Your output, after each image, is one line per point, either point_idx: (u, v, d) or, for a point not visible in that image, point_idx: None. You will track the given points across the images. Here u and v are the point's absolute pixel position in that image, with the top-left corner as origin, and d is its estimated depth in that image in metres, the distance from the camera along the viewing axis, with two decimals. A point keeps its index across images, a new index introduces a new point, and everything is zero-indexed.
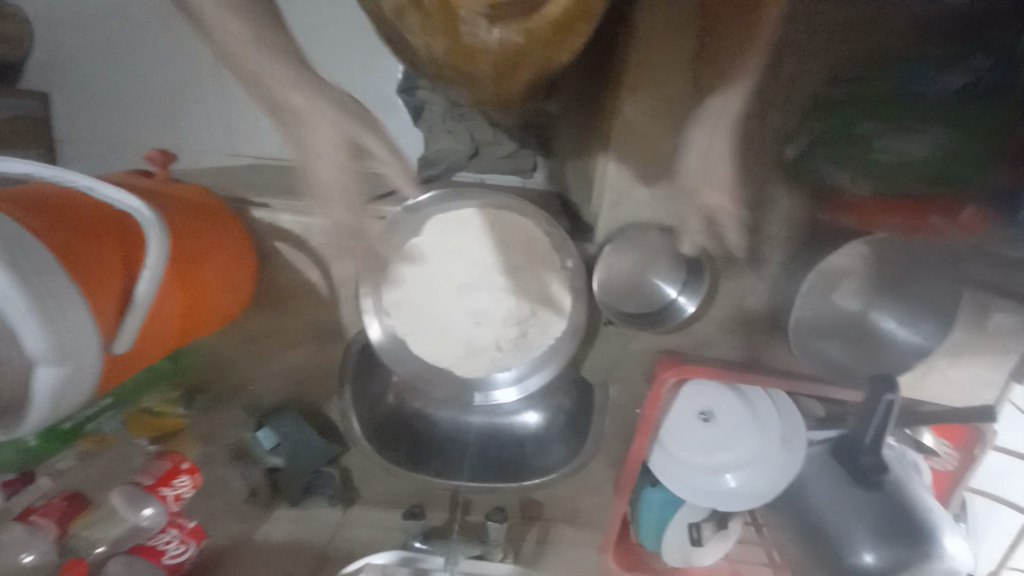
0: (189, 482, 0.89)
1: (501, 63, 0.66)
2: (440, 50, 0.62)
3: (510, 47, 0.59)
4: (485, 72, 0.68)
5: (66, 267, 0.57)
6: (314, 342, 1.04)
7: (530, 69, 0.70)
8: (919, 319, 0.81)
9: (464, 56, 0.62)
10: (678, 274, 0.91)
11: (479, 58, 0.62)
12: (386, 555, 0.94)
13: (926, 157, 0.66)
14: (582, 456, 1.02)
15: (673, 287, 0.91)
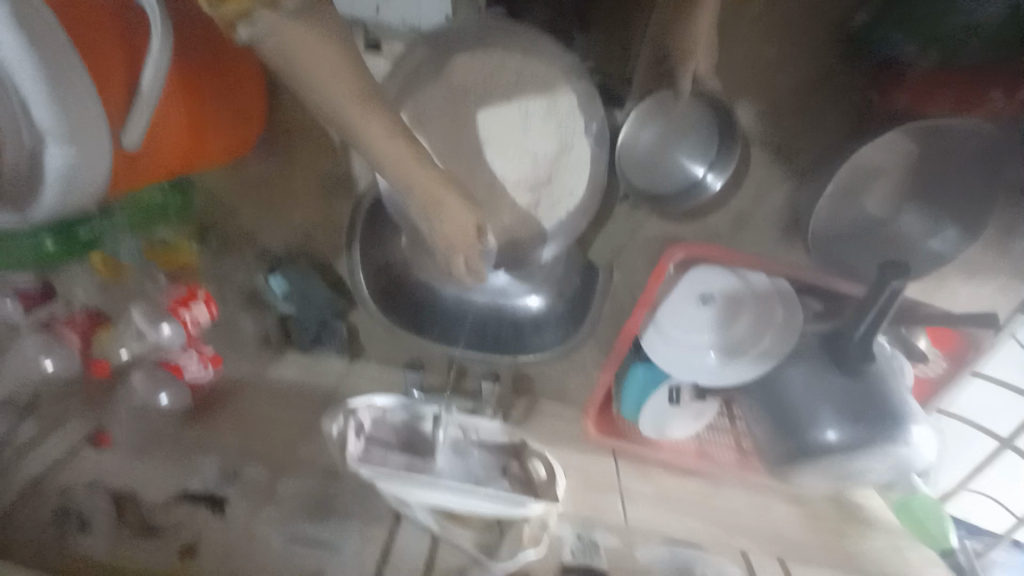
0: (205, 310, 0.95)
1: None
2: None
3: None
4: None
5: (77, 44, 0.55)
6: (321, 190, 1.00)
7: None
8: (947, 222, 0.75)
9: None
10: (704, 149, 0.88)
11: None
12: (388, 398, 0.97)
13: (995, 20, 0.61)
14: (577, 338, 1.05)
15: (699, 163, 0.89)
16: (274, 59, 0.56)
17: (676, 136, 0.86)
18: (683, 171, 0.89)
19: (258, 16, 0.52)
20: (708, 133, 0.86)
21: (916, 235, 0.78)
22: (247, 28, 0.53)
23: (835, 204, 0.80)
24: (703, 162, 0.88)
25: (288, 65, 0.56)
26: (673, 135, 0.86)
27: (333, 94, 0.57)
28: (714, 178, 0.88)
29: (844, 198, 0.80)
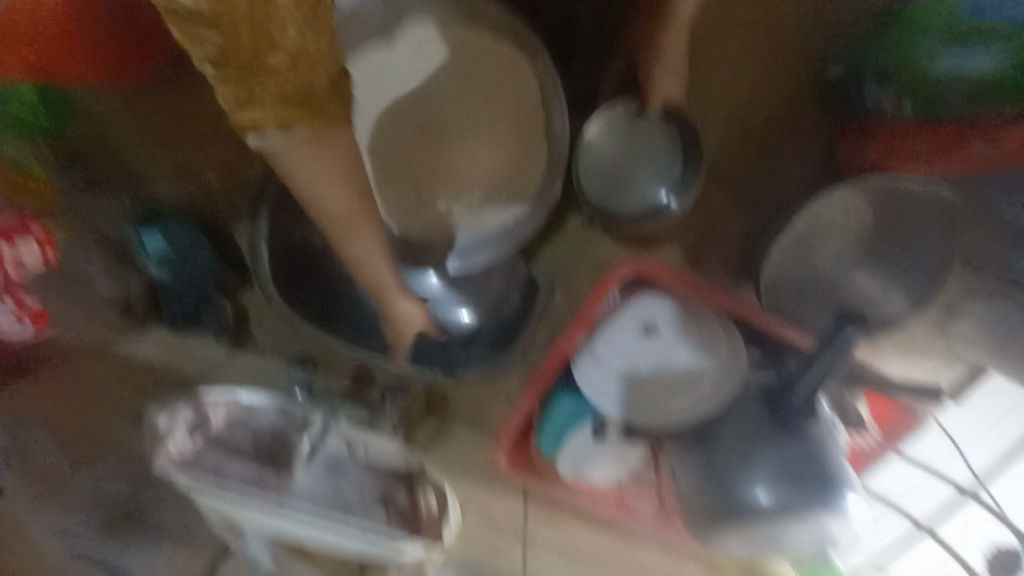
0: (36, 255, 0.73)
1: None
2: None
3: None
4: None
5: None
6: (237, 142, 0.90)
7: None
8: (894, 278, 0.76)
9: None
10: (670, 172, 0.84)
11: None
12: (254, 393, 0.75)
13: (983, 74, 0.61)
14: (504, 361, 0.91)
15: (663, 187, 0.84)
16: (276, 164, 0.54)
17: (641, 152, 0.84)
18: (645, 192, 0.84)
19: (271, 131, 0.50)
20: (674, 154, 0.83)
21: (868, 297, 0.76)
22: (255, 137, 0.50)
23: (787, 252, 0.78)
24: (669, 185, 0.84)
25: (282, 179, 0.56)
26: (636, 148, 0.84)
27: (330, 195, 0.57)
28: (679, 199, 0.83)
29: (793, 251, 0.78)
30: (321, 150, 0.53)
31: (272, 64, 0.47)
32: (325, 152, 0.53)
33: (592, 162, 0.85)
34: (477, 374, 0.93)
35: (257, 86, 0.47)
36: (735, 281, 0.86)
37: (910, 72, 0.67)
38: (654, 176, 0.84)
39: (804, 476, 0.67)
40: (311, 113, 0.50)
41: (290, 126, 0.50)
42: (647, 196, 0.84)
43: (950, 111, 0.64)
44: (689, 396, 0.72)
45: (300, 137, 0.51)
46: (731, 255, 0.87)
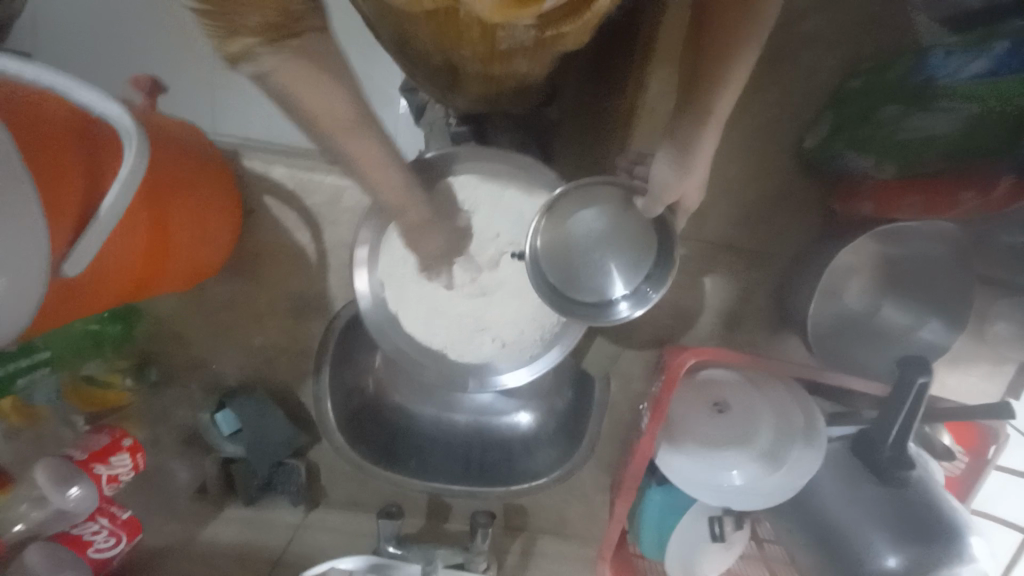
0: (128, 461, 0.77)
1: (487, 53, 0.60)
2: (477, 56, 0.61)
3: (545, 42, 0.58)
4: (524, 65, 0.65)
5: (34, 179, 0.49)
6: (290, 313, 0.95)
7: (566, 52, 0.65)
8: (920, 307, 0.81)
9: (498, 58, 0.62)
10: (633, 275, 0.71)
11: (514, 58, 0.62)
12: (352, 559, 0.81)
13: (950, 135, 0.65)
14: (575, 462, 0.92)
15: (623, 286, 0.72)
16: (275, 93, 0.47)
17: (611, 241, 0.69)
18: (593, 289, 0.71)
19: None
20: (641, 255, 0.70)
21: (901, 328, 0.82)
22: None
23: (819, 302, 0.83)
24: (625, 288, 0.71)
25: (281, 105, 0.49)
26: (608, 239, 0.70)
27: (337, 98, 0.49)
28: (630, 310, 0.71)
29: (823, 299, 0.83)
30: (301, 55, 0.46)
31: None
32: (303, 50, 0.46)
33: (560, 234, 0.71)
34: (549, 477, 0.93)
35: (239, 12, 0.41)
36: (775, 336, 0.91)
37: (889, 141, 0.70)
38: (613, 271, 0.70)
39: (914, 524, 0.67)
40: (281, 28, 0.44)
41: (283, 47, 0.44)
42: (592, 295, 0.72)
43: (927, 164, 0.69)
44: (752, 475, 0.75)
45: (292, 49, 0.45)
46: (765, 313, 0.91)
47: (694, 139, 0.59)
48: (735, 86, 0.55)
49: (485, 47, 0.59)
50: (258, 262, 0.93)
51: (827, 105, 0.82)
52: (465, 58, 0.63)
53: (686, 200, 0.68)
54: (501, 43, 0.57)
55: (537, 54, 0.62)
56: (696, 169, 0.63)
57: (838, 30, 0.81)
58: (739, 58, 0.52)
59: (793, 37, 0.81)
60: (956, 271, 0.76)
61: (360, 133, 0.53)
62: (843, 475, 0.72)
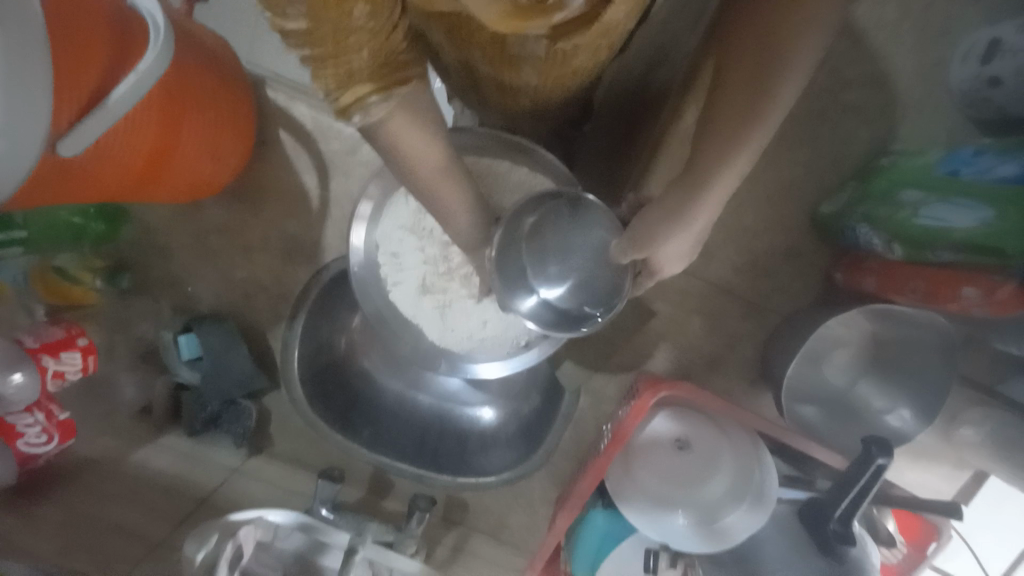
0: (79, 363, 0.77)
1: (498, 58, 0.60)
2: (485, 57, 0.61)
3: (559, 56, 0.56)
4: (530, 78, 0.64)
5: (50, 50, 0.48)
6: (279, 255, 0.94)
7: (583, 72, 0.65)
8: (891, 391, 0.82)
9: (507, 63, 0.60)
10: (578, 302, 0.62)
11: (523, 70, 0.61)
12: (283, 513, 0.77)
13: (971, 231, 0.63)
14: (527, 466, 0.94)
15: (549, 295, 0.63)
16: (381, 139, 0.47)
17: (589, 263, 0.61)
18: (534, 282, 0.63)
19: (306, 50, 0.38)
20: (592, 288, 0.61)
21: (873, 410, 0.83)
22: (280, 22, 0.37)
23: (800, 365, 0.84)
24: (555, 303, 0.63)
25: (384, 148, 0.48)
26: (585, 258, 0.61)
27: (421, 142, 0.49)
28: (528, 311, 0.65)
29: (803, 364, 0.84)
30: (406, 102, 0.45)
31: (352, 25, 0.37)
32: (408, 98, 0.45)
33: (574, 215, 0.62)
34: (496, 477, 0.93)
35: (350, 55, 0.39)
36: (751, 389, 0.91)
37: (904, 221, 0.71)
38: (563, 281, 0.62)
39: None
40: (393, 78, 0.41)
41: (392, 95, 0.42)
42: (523, 291, 0.64)
43: (940, 254, 0.67)
44: (738, 520, 0.73)
45: (400, 95, 0.43)
46: (746, 365, 0.92)
47: (692, 203, 0.50)
48: (747, 155, 0.47)
49: (495, 49, 0.58)
50: (259, 195, 0.92)
51: (850, 178, 0.84)
52: (475, 61, 0.62)
53: (665, 266, 0.59)
54: (514, 51, 0.57)
55: (547, 71, 0.61)
56: (688, 235, 0.53)
57: (873, 110, 0.84)
58: (751, 131, 0.45)
59: (833, 105, 0.84)
60: (938, 366, 0.78)
61: (442, 172, 0.54)
62: (783, 538, 0.73)
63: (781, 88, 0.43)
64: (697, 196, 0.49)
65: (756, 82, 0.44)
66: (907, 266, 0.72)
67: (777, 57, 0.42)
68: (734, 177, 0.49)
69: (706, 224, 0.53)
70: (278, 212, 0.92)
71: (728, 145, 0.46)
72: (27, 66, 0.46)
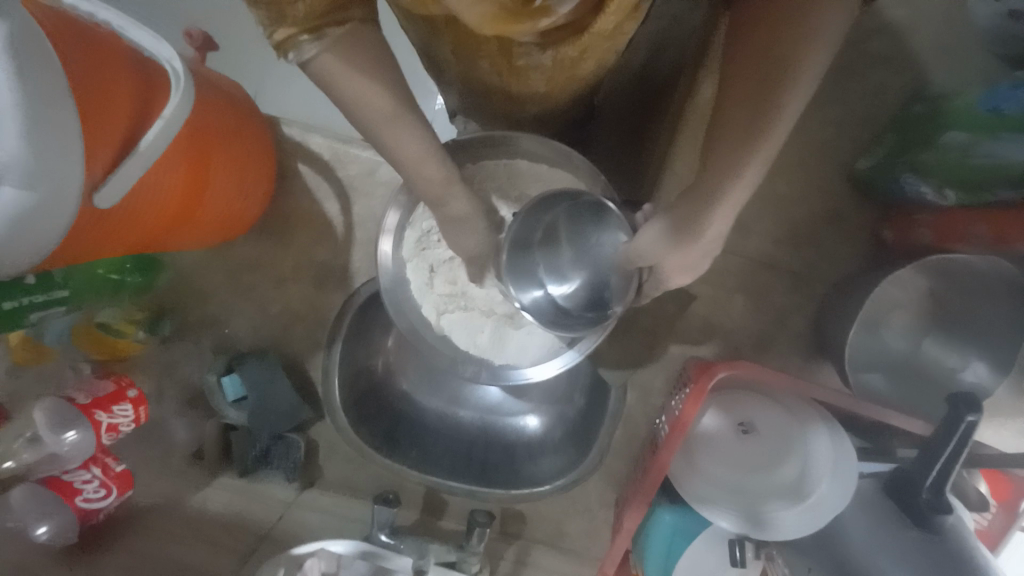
0: (129, 413, 0.77)
1: (503, 68, 0.61)
2: (494, 70, 0.62)
3: (565, 63, 0.58)
4: (539, 88, 0.65)
5: (77, 103, 0.49)
6: (311, 284, 0.94)
7: (586, 78, 0.66)
8: (963, 346, 0.77)
9: (516, 74, 0.62)
10: (582, 302, 0.65)
11: (531, 79, 0.62)
12: (344, 541, 0.76)
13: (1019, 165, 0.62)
14: (583, 470, 0.89)
15: (551, 288, 0.66)
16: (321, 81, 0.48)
17: (595, 268, 0.64)
18: (536, 276, 0.66)
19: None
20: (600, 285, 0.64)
21: (946, 368, 0.77)
22: None
23: (858, 332, 0.79)
24: (558, 299, 0.65)
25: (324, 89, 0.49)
26: (597, 262, 0.63)
27: (367, 90, 0.48)
28: (530, 297, 0.66)
29: (861, 331, 0.80)
30: (345, 41, 0.45)
31: None
32: (348, 37, 0.45)
33: (598, 218, 0.63)
34: (550, 485, 0.90)
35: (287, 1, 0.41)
36: (807, 362, 0.87)
37: (955, 165, 0.67)
38: (570, 279, 0.64)
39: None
40: (328, 15, 0.43)
41: (324, 34, 0.44)
42: (526, 283, 0.66)
43: (997, 196, 0.65)
44: (786, 523, 0.69)
45: (336, 36, 0.44)
46: (799, 338, 0.88)
47: (711, 204, 0.49)
48: (764, 154, 0.46)
49: (504, 61, 0.59)
50: (284, 227, 0.93)
51: (885, 129, 0.80)
52: (484, 73, 0.64)
53: (673, 275, 0.58)
54: (520, 62, 0.58)
55: (555, 78, 0.62)
56: (710, 235, 0.53)
57: (897, 56, 0.80)
58: (768, 127, 0.44)
59: (857, 58, 0.81)
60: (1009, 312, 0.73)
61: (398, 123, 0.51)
62: (870, 515, 0.68)
63: (794, 85, 0.43)
64: (716, 197, 0.49)
65: (769, 70, 0.43)
66: (966, 210, 0.68)
67: (788, 54, 0.42)
68: (751, 178, 0.48)
69: (719, 231, 0.52)
70: (305, 243, 0.93)
71: (740, 146, 0.46)
72: (57, 123, 0.47)
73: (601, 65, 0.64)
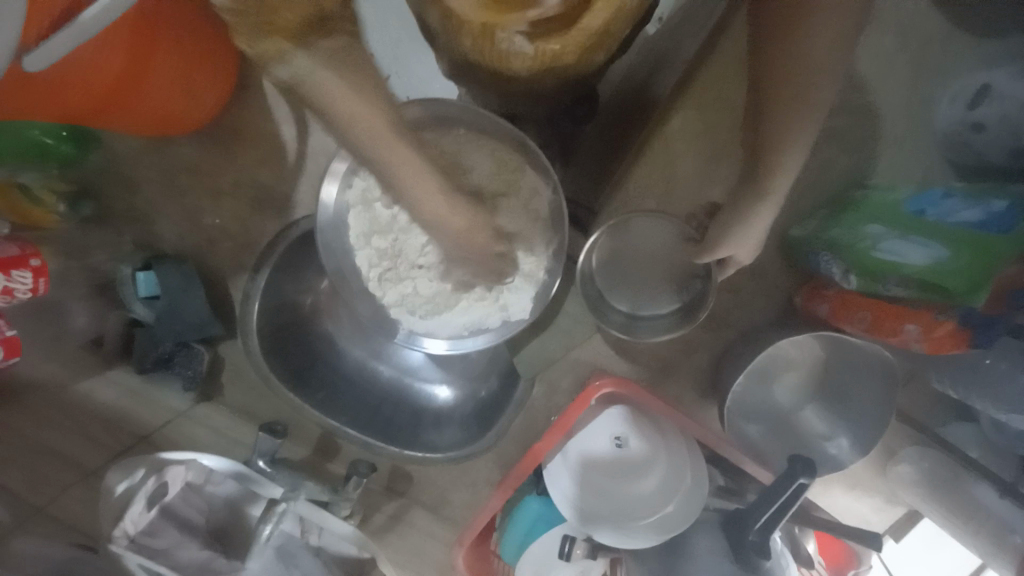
0: (32, 280, 0.72)
1: (486, 51, 0.61)
2: (478, 49, 0.61)
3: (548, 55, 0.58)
4: (522, 73, 0.65)
5: None
6: (249, 203, 0.93)
7: (570, 73, 0.67)
8: (836, 418, 0.84)
9: (500, 58, 0.61)
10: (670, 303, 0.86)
11: (513, 65, 0.62)
12: (219, 458, 0.77)
13: (923, 267, 0.68)
14: (475, 447, 0.92)
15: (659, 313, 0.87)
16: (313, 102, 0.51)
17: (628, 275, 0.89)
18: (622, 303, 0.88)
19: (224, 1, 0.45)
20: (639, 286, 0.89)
21: (816, 435, 0.84)
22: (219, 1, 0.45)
23: (749, 380, 0.86)
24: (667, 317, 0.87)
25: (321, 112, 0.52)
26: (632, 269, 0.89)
27: (358, 106, 0.51)
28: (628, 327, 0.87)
29: (752, 381, 0.86)
30: (341, 54, 0.49)
31: None
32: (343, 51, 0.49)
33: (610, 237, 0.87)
34: (445, 455, 0.92)
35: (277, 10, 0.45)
36: (701, 400, 0.93)
37: (865, 254, 0.73)
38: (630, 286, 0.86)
39: None
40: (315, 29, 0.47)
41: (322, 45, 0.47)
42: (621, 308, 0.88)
43: (890, 288, 0.72)
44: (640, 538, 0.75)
45: (327, 49, 0.48)
46: (700, 376, 0.93)
47: (757, 206, 0.62)
48: (801, 144, 0.57)
49: (486, 43, 0.59)
50: (232, 137, 0.91)
51: (823, 203, 0.85)
52: (468, 49, 0.63)
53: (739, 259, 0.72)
54: (501, 47, 0.58)
55: (538, 67, 0.62)
56: (753, 234, 0.66)
57: (851, 136, 0.84)
58: (812, 92, 0.54)
59: (820, 129, 0.84)
60: (880, 393, 0.79)
61: (386, 130, 0.54)
62: (707, 544, 0.74)
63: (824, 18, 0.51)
64: (762, 201, 0.62)
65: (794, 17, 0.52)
66: (859, 295, 0.75)
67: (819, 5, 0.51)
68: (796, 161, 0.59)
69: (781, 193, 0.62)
70: (252, 159, 0.91)
71: (783, 135, 0.56)
72: None
73: (587, 61, 0.65)
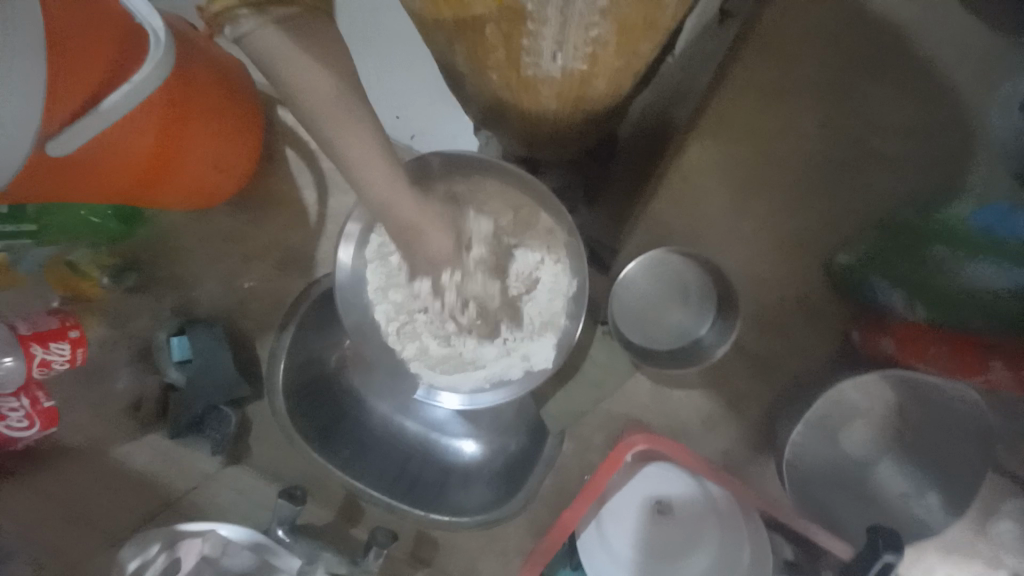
0: (68, 352, 0.78)
1: (509, 84, 0.56)
2: (502, 82, 0.55)
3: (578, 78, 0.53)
4: (550, 107, 0.59)
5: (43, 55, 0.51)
6: (276, 266, 0.96)
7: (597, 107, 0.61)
8: (926, 474, 0.71)
9: (525, 89, 0.56)
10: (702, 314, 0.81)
11: (540, 95, 0.56)
12: (236, 528, 0.74)
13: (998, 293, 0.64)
14: (505, 510, 0.83)
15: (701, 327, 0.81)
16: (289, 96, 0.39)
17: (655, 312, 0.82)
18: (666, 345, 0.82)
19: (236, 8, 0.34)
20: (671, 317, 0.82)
21: (897, 495, 0.72)
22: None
23: (809, 433, 0.74)
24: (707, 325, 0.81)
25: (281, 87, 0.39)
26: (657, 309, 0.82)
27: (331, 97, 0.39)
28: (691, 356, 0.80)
29: (817, 434, 0.74)
30: (309, 37, 0.36)
31: None
32: (313, 33, 0.36)
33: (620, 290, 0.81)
34: (473, 518, 0.84)
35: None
36: (755, 454, 0.82)
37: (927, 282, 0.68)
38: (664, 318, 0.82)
39: None
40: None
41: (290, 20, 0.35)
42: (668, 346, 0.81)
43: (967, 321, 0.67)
44: None
45: (302, 27, 0.35)
46: (751, 426, 0.83)
47: None
48: None
49: (512, 73, 0.53)
50: (259, 204, 0.96)
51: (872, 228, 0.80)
52: (492, 85, 0.57)
53: None
54: (528, 74, 0.52)
55: (569, 97, 0.56)
56: None
57: (898, 154, 0.79)
58: None
59: (857, 151, 0.80)
60: (969, 445, 0.68)
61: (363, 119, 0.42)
62: None
63: None
64: None
65: None
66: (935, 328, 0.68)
67: None
68: None
69: None
70: (278, 223, 0.96)
71: None
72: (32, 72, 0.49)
73: (610, 101, 0.61)
